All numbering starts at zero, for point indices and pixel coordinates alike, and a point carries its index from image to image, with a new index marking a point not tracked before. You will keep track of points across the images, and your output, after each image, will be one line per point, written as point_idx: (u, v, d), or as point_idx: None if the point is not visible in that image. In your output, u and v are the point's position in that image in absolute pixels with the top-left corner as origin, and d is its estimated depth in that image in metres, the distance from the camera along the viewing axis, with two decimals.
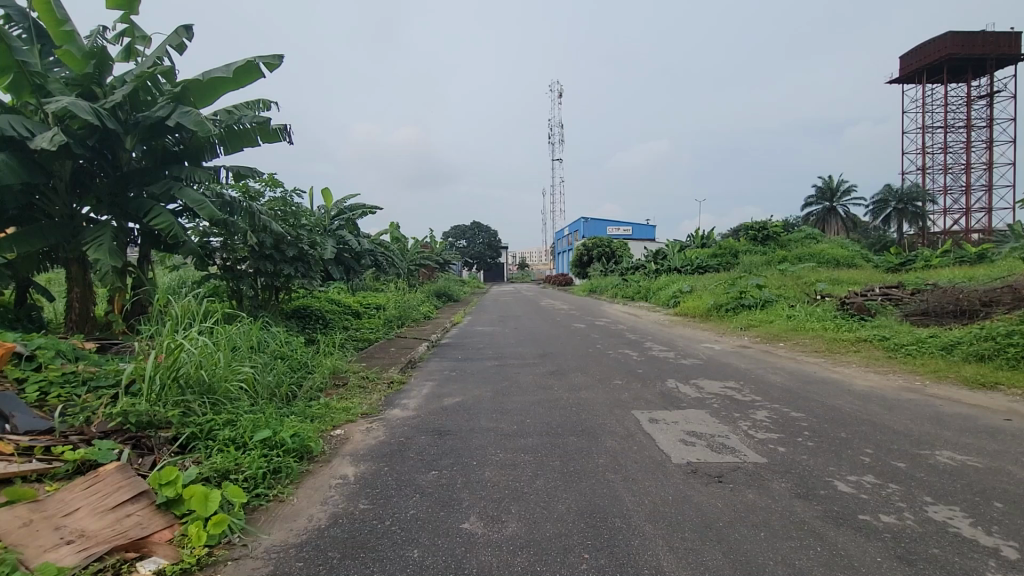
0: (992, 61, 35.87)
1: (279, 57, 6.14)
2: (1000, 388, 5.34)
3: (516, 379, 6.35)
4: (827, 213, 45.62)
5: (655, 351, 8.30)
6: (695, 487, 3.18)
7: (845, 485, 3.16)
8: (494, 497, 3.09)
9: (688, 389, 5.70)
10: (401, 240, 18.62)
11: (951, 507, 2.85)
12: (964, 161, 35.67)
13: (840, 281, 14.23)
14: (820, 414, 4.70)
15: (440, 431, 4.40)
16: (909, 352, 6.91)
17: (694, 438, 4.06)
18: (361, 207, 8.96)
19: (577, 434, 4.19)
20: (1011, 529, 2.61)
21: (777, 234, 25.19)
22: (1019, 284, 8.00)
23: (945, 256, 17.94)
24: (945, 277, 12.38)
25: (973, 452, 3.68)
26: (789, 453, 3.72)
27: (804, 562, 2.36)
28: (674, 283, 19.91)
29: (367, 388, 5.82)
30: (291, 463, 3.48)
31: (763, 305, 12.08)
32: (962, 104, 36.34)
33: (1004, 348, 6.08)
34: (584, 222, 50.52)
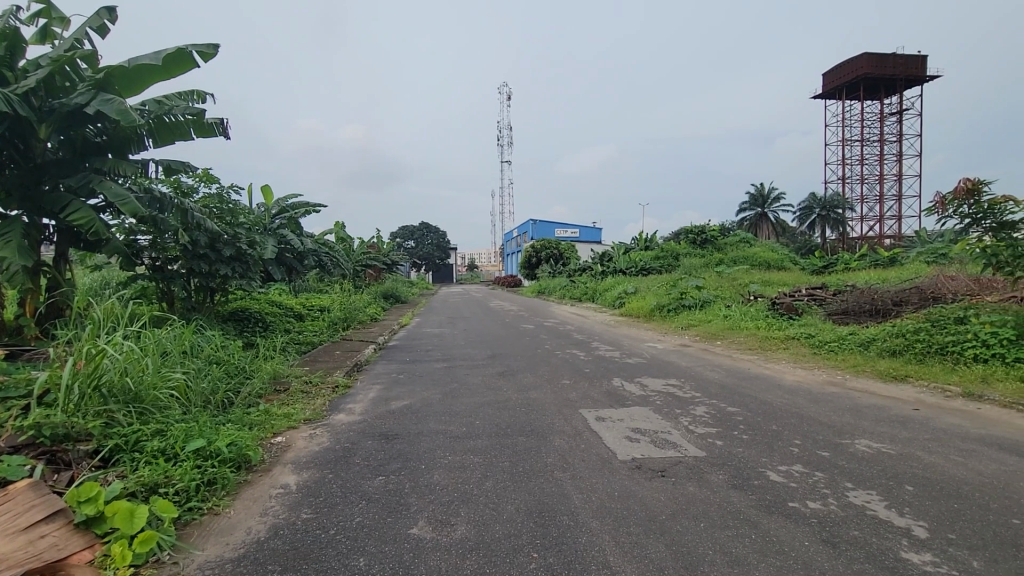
0: (902, 82, 39.26)
1: (214, 47, 5.81)
2: (909, 380, 5.86)
3: (465, 381, 6.33)
4: (759, 218, 48.52)
5: (601, 351, 8.50)
6: (640, 482, 3.29)
7: (776, 475, 3.36)
8: (443, 500, 3.07)
9: (633, 387, 5.89)
10: (346, 240, 18.13)
11: (869, 492, 3.09)
12: (878, 172, 38.80)
13: (771, 283, 15.12)
14: (754, 408, 4.98)
15: (387, 435, 4.32)
16: (832, 349, 7.45)
17: (638, 435, 4.19)
18: (303, 206, 8.62)
19: (526, 434, 4.23)
20: (920, 510, 2.87)
21: (715, 237, 26.59)
22: (926, 285, 8.79)
23: (862, 258, 19.45)
24: (862, 279, 13.43)
25: (887, 440, 4.02)
26: (726, 446, 3.91)
27: (740, 550, 2.49)
28: (619, 284, 20.47)
29: (310, 393, 5.61)
30: (227, 473, 3.31)
31: (702, 305, 12.67)
32: (876, 120, 39.55)
33: (912, 343, 6.66)
34: (533, 224, 51.07)
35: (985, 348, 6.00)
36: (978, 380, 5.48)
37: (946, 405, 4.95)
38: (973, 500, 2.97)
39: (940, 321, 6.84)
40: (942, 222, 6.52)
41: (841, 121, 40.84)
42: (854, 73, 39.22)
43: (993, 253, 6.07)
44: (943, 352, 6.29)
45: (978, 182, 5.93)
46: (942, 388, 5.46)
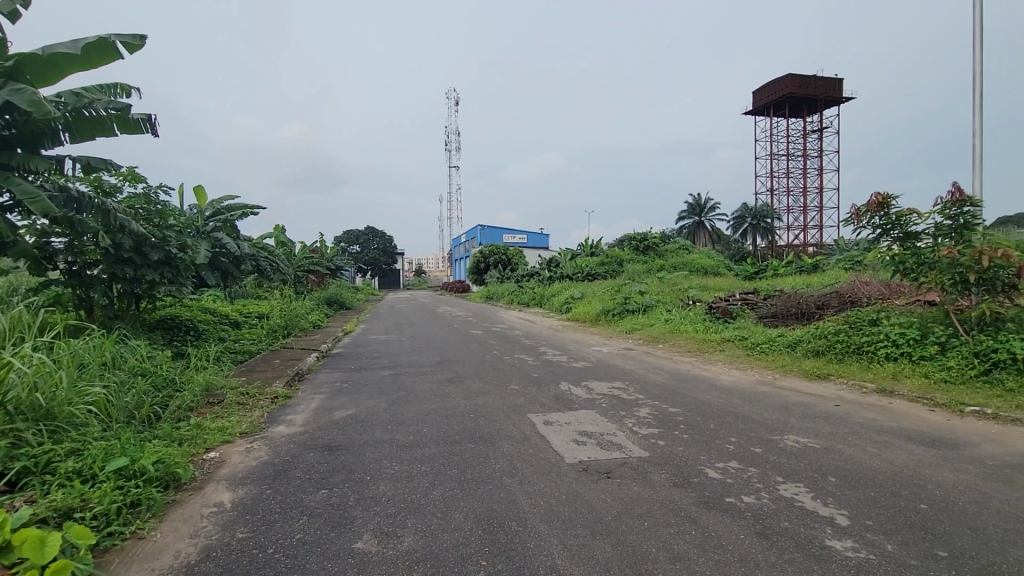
0: (822, 102, 42.43)
1: (141, 39, 5.45)
2: (831, 377, 6.31)
3: (412, 388, 6.22)
4: (696, 227, 51.00)
5: (549, 355, 8.61)
6: (586, 485, 3.35)
7: (714, 472, 3.52)
8: (388, 512, 3.00)
9: (579, 390, 6.00)
10: (287, 245, 17.42)
11: (797, 484, 3.30)
12: (802, 185, 41.69)
13: (708, 288, 15.89)
14: (693, 408, 5.20)
15: (331, 446, 4.17)
16: (763, 351, 7.91)
17: (585, 437, 4.28)
18: (239, 208, 8.21)
19: (474, 441, 4.21)
20: (842, 500, 3.09)
21: (656, 244, 27.66)
22: (844, 290, 9.51)
23: (788, 265, 20.85)
24: (788, 284, 14.39)
25: (812, 435, 4.31)
26: (668, 446, 4.06)
27: (682, 546, 2.59)
28: (566, 289, 20.83)
29: (247, 405, 5.33)
30: (153, 494, 3.08)
31: (644, 310, 13.12)
32: (800, 136, 42.53)
33: (833, 343, 7.19)
34: (480, 230, 51.18)
35: (895, 347, 6.52)
36: (889, 377, 5.98)
37: (863, 401, 5.35)
38: (886, 488, 3.23)
39: (857, 322, 7.40)
40: (858, 233, 7.12)
41: (769, 136, 43.59)
42: (780, 92, 41.97)
43: (900, 260, 6.67)
44: (859, 352, 6.83)
45: (887, 197, 6.55)
46: (859, 385, 5.92)
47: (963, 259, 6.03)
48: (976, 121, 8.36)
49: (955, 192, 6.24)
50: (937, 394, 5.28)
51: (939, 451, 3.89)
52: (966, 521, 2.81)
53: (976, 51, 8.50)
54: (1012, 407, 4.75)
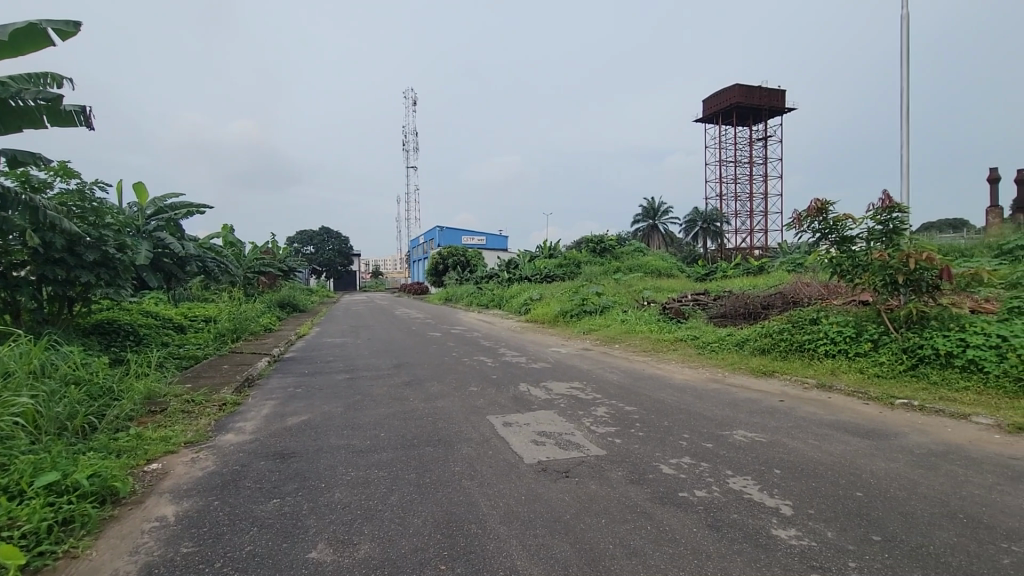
0: (767, 112, 44.56)
1: (76, 26, 5.12)
2: (776, 374, 6.64)
3: (369, 392, 6.10)
4: (650, 230, 52.48)
5: (508, 357, 8.65)
6: (545, 485, 3.38)
7: (668, 468, 3.63)
8: (344, 519, 2.93)
9: (538, 391, 6.05)
10: (235, 245, 16.73)
11: (745, 477, 3.45)
12: (749, 190, 43.58)
13: (662, 289, 16.39)
14: (648, 406, 5.35)
15: (283, 454, 4.04)
16: (713, 349, 8.23)
17: (544, 438, 4.32)
18: (185, 207, 7.81)
19: (433, 444, 4.18)
20: (785, 490, 3.26)
21: (613, 246, 28.25)
22: (788, 290, 10.02)
23: (736, 266, 21.76)
24: (736, 286, 15.03)
25: (759, 429, 4.52)
26: (624, 444, 4.15)
27: (638, 542, 2.66)
28: (525, 290, 20.98)
29: (192, 413, 5.08)
30: (89, 509, 2.90)
31: (601, 311, 13.38)
32: (747, 144, 44.48)
33: (777, 342, 7.57)
34: (439, 232, 50.80)
35: (833, 344, 6.92)
36: (828, 373, 6.35)
37: (804, 396, 5.65)
38: (826, 478, 3.43)
39: (799, 321, 7.78)
40: (799, 237, 7.52)
41: (718, 143, 45.38)
42: (728, 101, 43.72)
43: (837, 263, 7.08)
44: (801, 350, 7.21)
45: (826, 203, 6.97)
46: (801, 381, 6.25)
47: (892, 262, 6.49)
48: (903, 134, 8.99)
49: (885, 200, 6.70)
50: (871, 388, 5.64)
51: (872, 441, 4.16)
52: (896, 507, 3.01)
53: (903, 70, 9.15)
54: (935, 399, 5.13)
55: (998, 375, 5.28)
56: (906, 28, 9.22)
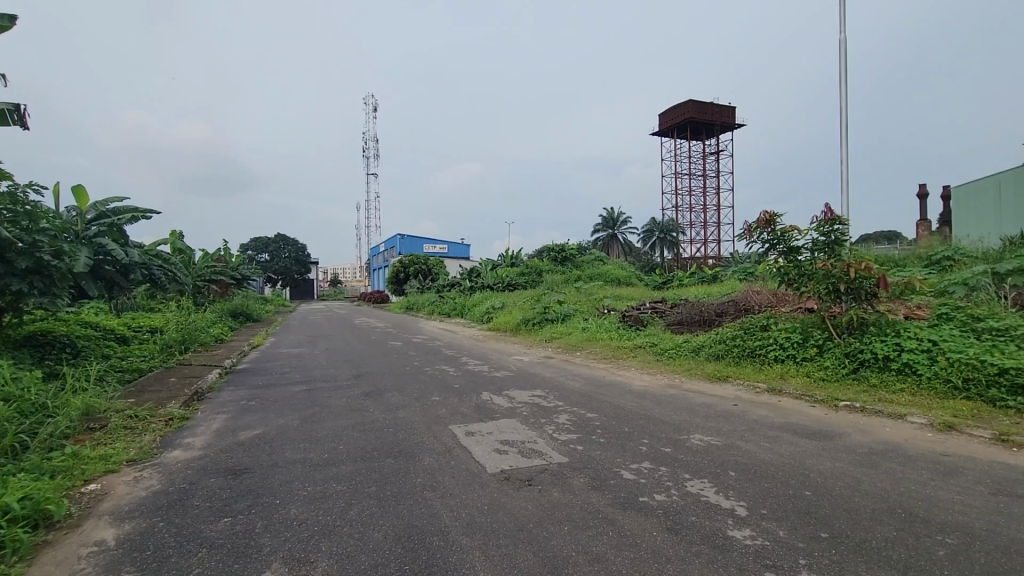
0: (719, 127, 46.45)
1: (11, 20, 4.82)
2: (731, 379, 6.87)
3: (327, 403, 5.93)
4: (610, 239, 53.58)
5: (471, 365, 8.61)
6: (508, 493, 3.38)
7: (629, 473, 3.69)
8: (301, 536, 2.84)
9: (501, 399, 6.05)
10: (185, 252, 16.02)
11: (703, 480, 3.55)
12: (703, 202, 45.18)
13: (622, 297, 16.73)
14: (609, 413, 5.44)
15: (235, 470, 3.87)
16: (670, 356, 8.46)
17: (507, 446, 4.32)
18: (129, 212, 7.42)
19: (393, 455, 4.10)
20: (740, 491, 3.37)
21: (573, 255, 28.65)
22: (739, 298, 10.43)
23: (692, 275, 22.47)
24: (692, 294, 15.52)
25: (714, 433, 4.66)
26: (586, 451, 4.20)
27: (600, 548, 2.69)
28: (488, 299, 20.98)
29: (135, 430, 4.80)
30: (20, 534, 2.70)
31: (562, 319, 13.52)
32: (700, 157, 46.18)
33: (731, 348, 7.85)
34: (400, 240, 50.25)
35: (782, 350, 7.24)
36: (778, 377, 6.63)
37: (756, 400, 5.88)
38: (777, 479, 3.57)
39: (751, 327, 8.11)
40: (750, 247, 7.84)
41: (674, 156, 46.90)
42: (683, 116, 45.29)
43: (785, 272, 7.43)
44: (753, 355, 7.51)
45: (773, 215, 7.32)
46: (753, 385, 6.50)
47: (835, 271, 6.90)
48: (843, 150, 9.55)
49: (827, 212, 7.09)
50: (817, 392, 5.92)
51: (819, 442, 4.37)
52: (842, 504, 3.17)
53: (842, 90, 9.73)
54: (876, 400, 5.43)
55: (930, 376, 5.64)
56: (843, 52, 9.84)
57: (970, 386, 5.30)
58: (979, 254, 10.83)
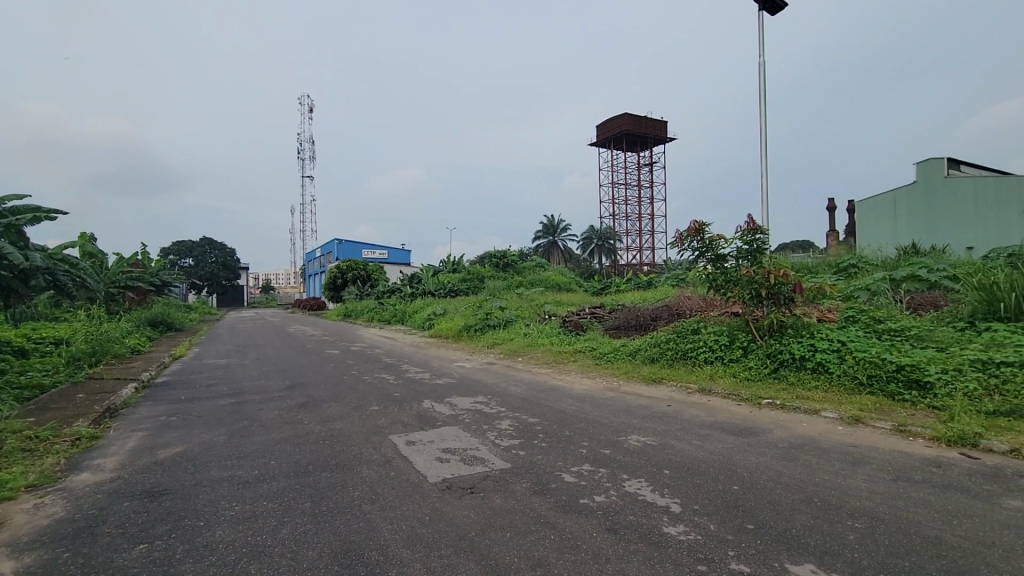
0: (652, 140, 48.59)
1: None
2: (665, 380, 7.17)
3: (258, 417, 5.63)
4: (550, 246, 54.58)
5: (411, 373, 8.46)
6: (450, 503, 3.35)
7: (570, 476, 3.76)
8: (228, 560, 2.67)
9: (443, 407, 5.98)
10: (97, 256, 14.74)
11: (640, 480, 3.68)
12: (639, 211, 46.97)
13: (562, 303, 17.07)
14: (550, 417, 5.52)
15: (153, 492, 3.59)
16: (608, 359, 8.71)
17: (448, 454, 4.28)
18: (30, 211, 6.74)
19: (329, 469, 3.95)
20: (673, 489, 3.52)
21: (514, 262, 28.92)
22: (672, 303, 10.91)
23: (628, 281, 23.28)
24: (629, 299, 16.09)
25: (650, 433, 4.84)
26: (528, 456, 4.23)
27: (542, 552, 2.72)
28: (429, 305, 20.73)
29: (35, 452, 4.34)
30: None
31: (504, 324, 13.59)
32: (636, 168, 48.06)
33: (665, 350, 8.20)
34: (337, 245, 48.76)
35: (711, 352, 7.64)
36: (707, 378, 6.99)
37: (688, 400, 6.17)
38: (708, 475, 3.76)
39: (683, 331, 8.50)
40: (681, 254, 8.22)
41: (611, 166, 48.51)
42: (619, 128, 46.97)
43: (713, 278, 7.85)
44: (685, 357, 7.87)
45: (702, 225, 7.73)
46: (685, 386, 6.82)
47: (757, 277, 7.38)
48: (764, 165, 10.23)
49: (749, 222, 7.57)
50: (742, 391, 6.30)
51: (745, 438, 4.64)
52: (765, 496, 3.39)
53: (762, 108, 10.41)
54: (794, 397, 5.85)
55: (840, 374, 6.14)
56: (763, 73, 10.54)
57: (873, 382, 5.82)
58: (880, 262, 11.96)
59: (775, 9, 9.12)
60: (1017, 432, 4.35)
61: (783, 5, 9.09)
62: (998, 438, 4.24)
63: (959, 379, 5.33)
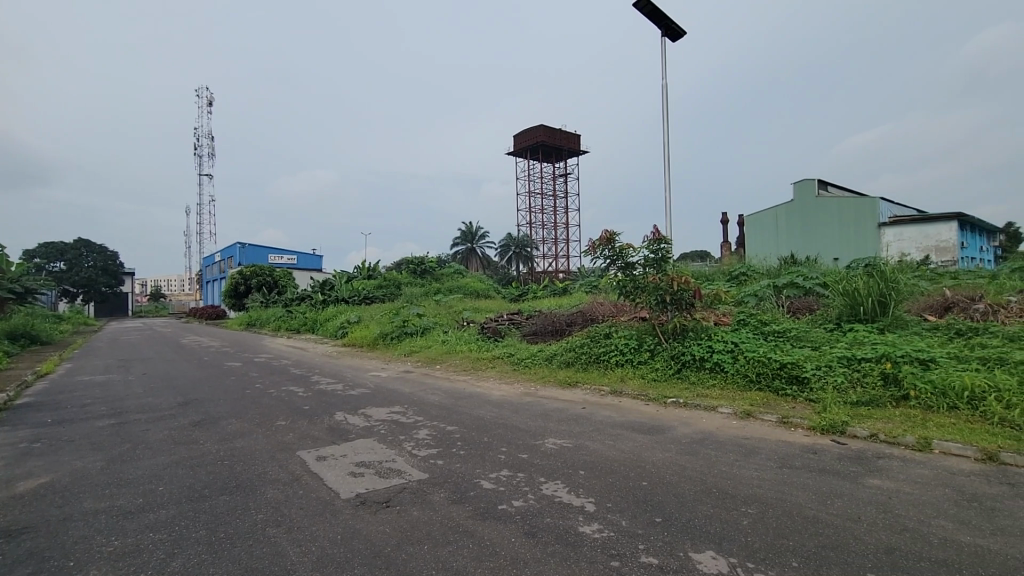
0: (566, 152, 50.35)
1: None
2: (580, 384, 7.42)
3: (143, 439, 5.06)
4: (469, 253, 54.74)
5: (322, 384, 8.05)
6: (364, 519, 3.22)
7: (488, 482, 3.77)
8: None
9: (356, 419, 5.74)
10: None
11: (556, 482, 3.76)
12: (554, 220, 48.39)
13: (481, 309, 17.15)
14: (469, 424, 5.49)
15: (9, 532, 3.11)
16: (526, 364, 8.86)
17: (362, 468, 4.12)
18: None
19: (228, 492, 3.64)
20: (587, 488, 3.65)
21: (432, 268, 28.64)
22: (586, 308, 11.34)
23: (544, 287, 23.91)
24: (545, 305, 16.53)
25: (566, 436, 4.97)
26: (446, 464, 4.19)
27: (460, 562, 2.70)
28: (342, 312, 19.90)
29: None
30: None
31: (422, 331, 13.37)
32: (551, 178, 49.48)
33: (579, 355, 8.50)
34: (240, 249, 45.51)
35: (622, 355, 8.02)
36: (619, 380, 7.33)
37: (601, 402, 6.42)
38: (620, 473, 3.94)
39: (595, 336, 8.85)
40: (594, 262, 8.56)
41: (528, 175, 49.56)
42: (535, 139, 48.12)
43: (623, 285, 8.25)
44: (598, 361, 8.20)
45: (613, 234, 8.11)
46: (598, 388, 7.09)
47: (663, 284, 7.87)
48: (667, 179, 10.93)
49: (655, 233, 8.05)
50: (650, 391, 6.67)
51: (653, 436, 4.92)
52: (671, 490, 3.61)
53: (666, 125, 11.12)
54: (695, 395, 6.30)
55: (733, 373, 6.70)
56: (666, 93, 11.29)
57: (761, 379, 6.41)
58: (764, 271, 13.26)
59: (675, 37, 9.83)
60: (874, 419, 4.99)
61: (682, 33, 9.81)
62: (860, 425, 4.84)
63: (829, 373, 6.02)
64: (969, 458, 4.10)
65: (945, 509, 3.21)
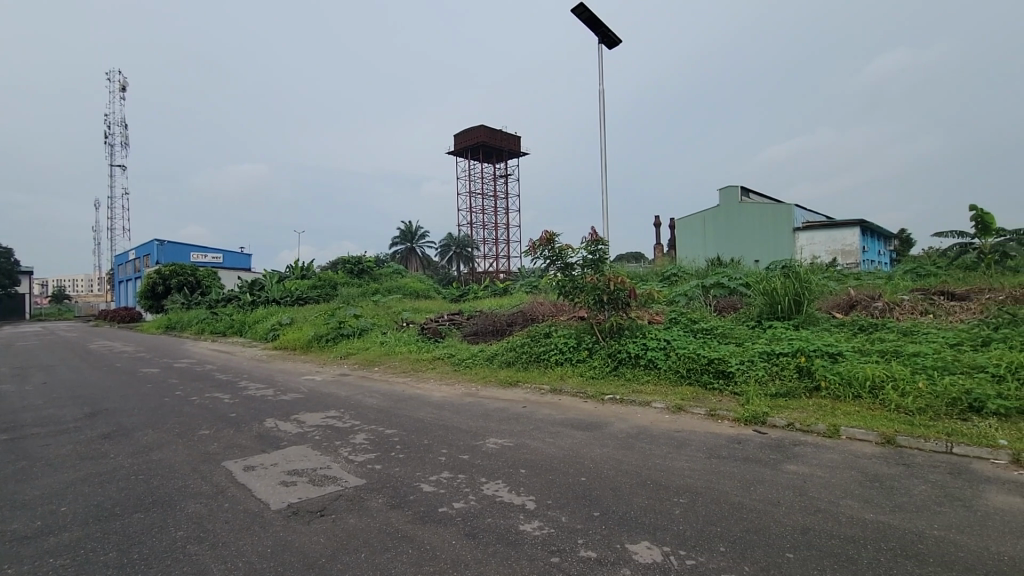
0: (507, 153, 50.57)
1: None
2: (520, 383, 7.48)
3: (43, 455, 4.58)
4: (408, 253, 53.80)
5: (251, 389, 7.62)
6: (297, 529, 3.08)
7: (428, 485, 3.72)
8: None
9: (288, 426, 5.48)
10: None
11: (498, 482, 3.77)
12: (495, 220, 48.50)
13: (421, 309, 16.91)
14: (408, 427, 5.39)
15: None
16: (467, 365, 8.82)
17: (295, 477, 3.94)
18: None
19: (143, 509, 3.36)
20: (528, 486, 3.68)
21: (369, 269, 27.88)
22: (527, 308, 11.45)
23: (485, 288, 23.92)
24: (486, 305, 16.55)
25: (507, 435, 4.99)
26: (384, 469, 4.08)
27: (398, 568, 2.64)
28: (273, 314, 18.97)
29: None
30: None
31: (359, 333, 12.98)
32: (491, 179, 49.53)
33: (520, 354, 8.57)
34: (158, 247, 42.29)
35: (562, 354, 8.17)
36: (558, 378, 7.46)
37: (541, 400, 6.51)
38: (560, 470, 4.00)
39: (535, 335, 8.95)
40: (534, 262, 8.66)
41: (468, 175, 49.36)
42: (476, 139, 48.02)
43: (563, 285, 8.40)
44: (538, 360, 8.31)
45: (553, 235, 8.23)
46: (538, 387, 7.18)
47: (600, 284, 8.09)
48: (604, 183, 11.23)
49: (593, 234, 8.25)
50: (588, 389, 6.84)
51: (591, 432, 5.04)
52: (609, 484, 3.72)
53: (603, 130, 11.41)
54: (631, 391, 6.53)
55: (666, 369, 7.00)
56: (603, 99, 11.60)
57: (691, 374, 6.73)
58: (694, 272, 13.95)
59: (612, 45, 10.13)
60: (791, 409, 5.38)
61: (619, 41, 10.12)
62: (779, 415, 5.20)
63: (752, 367, 6.42)
64: (870, 441, 4.51)
65: (851, 490, 3.52)
